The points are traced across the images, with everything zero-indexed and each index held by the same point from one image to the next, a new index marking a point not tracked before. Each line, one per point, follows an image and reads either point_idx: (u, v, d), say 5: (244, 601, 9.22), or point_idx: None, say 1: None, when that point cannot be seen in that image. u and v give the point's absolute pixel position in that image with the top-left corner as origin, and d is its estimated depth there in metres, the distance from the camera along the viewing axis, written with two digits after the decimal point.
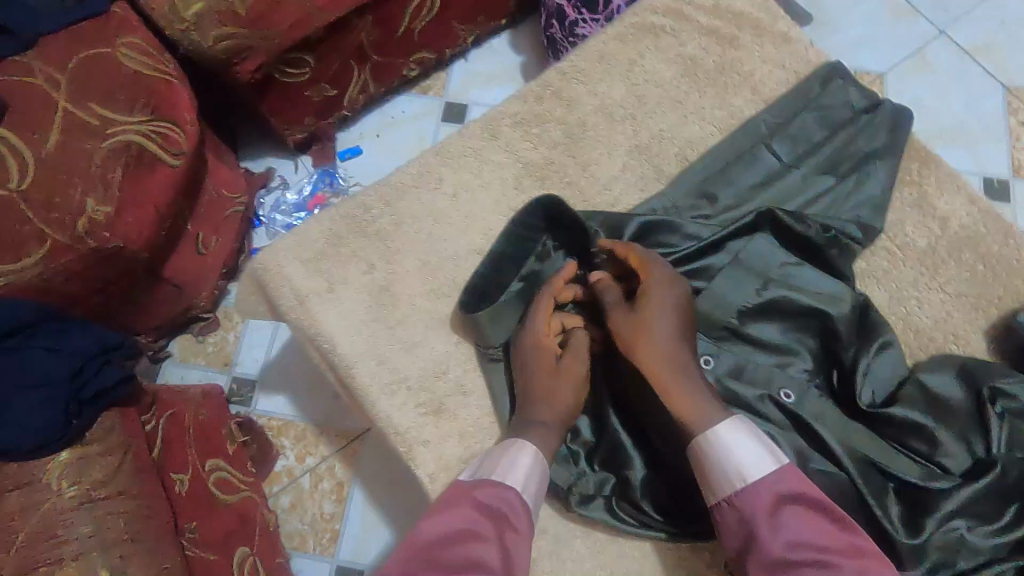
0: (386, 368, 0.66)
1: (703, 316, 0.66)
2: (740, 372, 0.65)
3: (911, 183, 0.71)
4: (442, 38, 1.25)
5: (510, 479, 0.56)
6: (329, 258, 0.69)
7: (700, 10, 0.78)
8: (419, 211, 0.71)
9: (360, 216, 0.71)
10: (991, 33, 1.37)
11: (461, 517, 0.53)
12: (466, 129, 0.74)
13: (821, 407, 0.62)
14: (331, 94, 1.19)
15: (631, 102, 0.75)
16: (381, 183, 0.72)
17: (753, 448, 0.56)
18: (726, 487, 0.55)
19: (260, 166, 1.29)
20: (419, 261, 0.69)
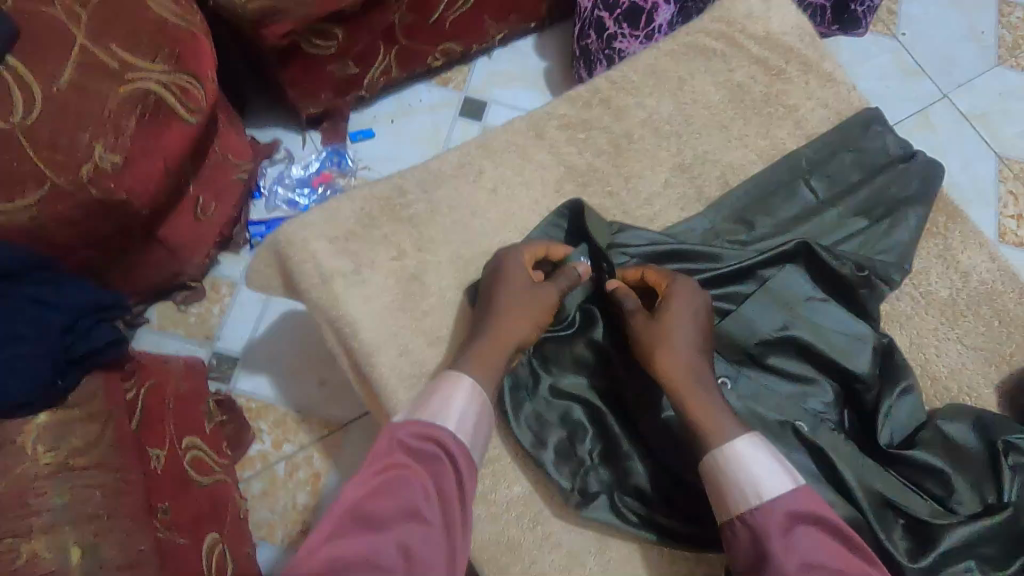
0: (407, 360, 0.63)
1: (728, 339, 0.66)
2: (759, 397, 0.64)
3: (938, 235, 0.73)
4: (472, 32, 1.23)
5: (446, 412, 0.51)
6: (358, 239, 0.66)
7: (751, 39, 0.79)
8: (456, 201, 0.69)
9: (395, 199, 0.68)
10: (989, 102, 1.44)
11: (394, 466, 0.47)
12: (511, 125, 0.73)
13: (835, 440, 0.62)
14: (352, 72, 1.16)
15: (677, 120, 0.75)
16: (420, 168, 0.70)
17: (768, 464, 0.52)
18: (739, 505, 0.52)
19: (267, 137, 1.24)
20: (451, 253, 0.67)
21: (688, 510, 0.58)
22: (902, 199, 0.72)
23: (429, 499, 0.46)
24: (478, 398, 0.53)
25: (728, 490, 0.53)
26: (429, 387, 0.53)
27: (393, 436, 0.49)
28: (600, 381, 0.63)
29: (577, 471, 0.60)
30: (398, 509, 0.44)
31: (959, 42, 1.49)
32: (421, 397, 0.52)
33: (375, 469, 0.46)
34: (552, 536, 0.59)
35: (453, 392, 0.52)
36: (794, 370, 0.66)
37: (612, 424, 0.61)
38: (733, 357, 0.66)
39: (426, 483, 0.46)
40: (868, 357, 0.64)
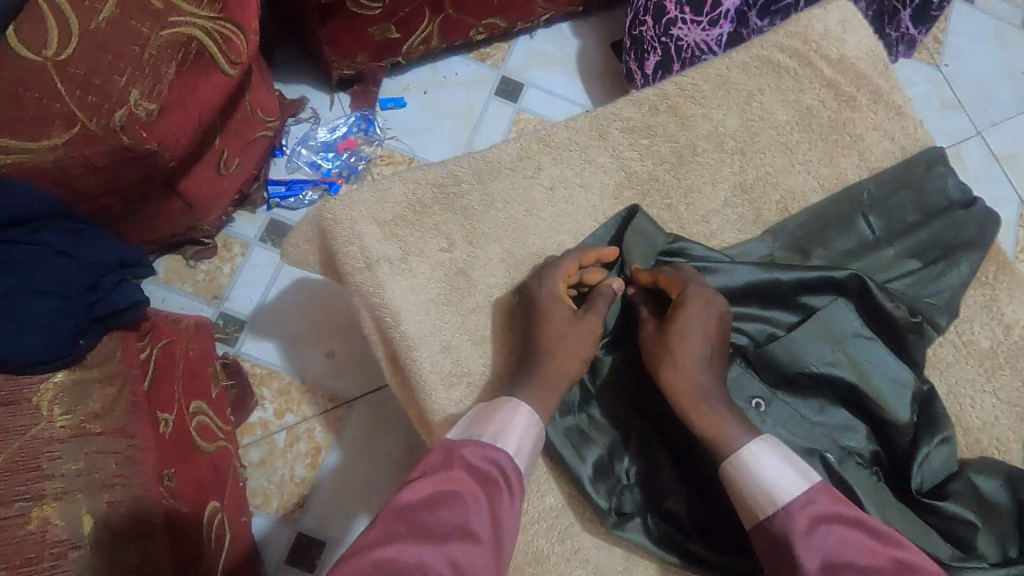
0: (448, 358, 0.61)
1: (771, 363, 0.64)
2: (789, 423, 0.63)
3: (986, 285, 0.72)
4: (518, 9, 1.18)
5: (507, 432, 0.51)
6: (408, 225, 0.63)
7: (825, 60, 0.77)
8: (512, 196, 0.66)
9: (448, 187, 0.65)
10: (1020, 144, 1.45)
11: (451, 480, 0.47)
12: (574, 122, 0.70)
13: (860, 475, 0.61)
14: (393, 37, 1.11)
15: (742, 136, 0.73)
16: (477, 156, 0.67)
17: (779, 465, 0.51)
18: (757, 508, 0.50)
19: (294, 93, 1.19)
20: (502, 251, 0.64)
21: (724, 538, 0.57)
22: (958, 245, 0.71)
23: (480, 520, 0.45)
24: (537, 429, 0.53)
25: (743, 497, 0.51)
26: (489, 405, 0.54)
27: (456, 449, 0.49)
28: (638, 397, 0.62)
29: (613, 490, 0.59)
30: (453, 527, 0.44)
31: (1000, 80, 1.48)
32: (479, 414, 0.53)
33: (434, 479, 0.47)
34: (579, 551, 0.58)
35: (511, 414, 0.52)
36: (834, 406, 0.65)
37: (649, 444, 0.60)
38: (773, 384, 0.65)
39: (480, 501, 0.46)
40: (905, 398, 0.64)
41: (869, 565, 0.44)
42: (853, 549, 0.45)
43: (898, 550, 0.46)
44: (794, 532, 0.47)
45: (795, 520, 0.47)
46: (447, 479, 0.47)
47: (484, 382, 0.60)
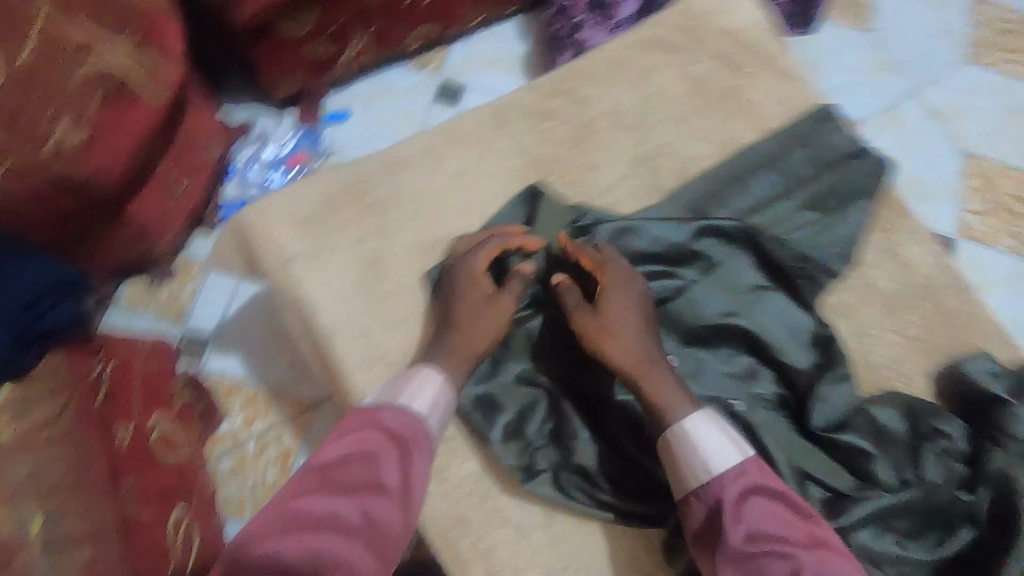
0: (365, 341, 0.64)
1: (675, 318, 0.68)
2: (693, 373, 0.67)
3: (887, 230, 0.76)
4: (449, 14, 1.23)
5: (418, 398, 0.58)
6: (319, 222, 0.68)
7: (713, 33, 0.81)
8: (418, 187, 0.70)
9: (357, 184, 0.69)
10: (958, 99, 1.48)
11: (365, 439, 0.54)
12: (474, 112, 0.74)
13: (763, 418, 0.64)
14: (327, 53, 1.16)
15: (638, 111, 0.77)
16: (384, 154, 0.71)
17: (718, 436, 0.57)
18: (691, 479, 0.56)
19: (241, 115, 1.24)
20: (411, 240, 0.68)
21: (629, 483, 0.62)
22: (851, 194, 0.75)
23: (387, 473, 0.53)
24: (448, 397, 0.60)
25: (679, 467, 0.57)
26: (406, 373, 0.60)
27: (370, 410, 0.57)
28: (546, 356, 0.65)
29: (524, 449, 0.63)
30: (362, 481, 0.52)
31: (933, 40, 1.52)
32: (394, 382, 0.59)
33: (349, 440, 0.54)
34: (500, 511, 0.62)
35: (423, 381, 0.59)
36: (737, 354, 0.68)
37: (557, 403, 0.64)
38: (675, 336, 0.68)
39: (389, 457, 0.54)
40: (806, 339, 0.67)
41: (786, 536, 0.51)
42: (775, 522, 0.52)
43: (812, 525, 0.53)
44: (726, 501, 0.53)
45: (728, 489, 0.54)
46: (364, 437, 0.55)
47: (400, 362, 0.64)
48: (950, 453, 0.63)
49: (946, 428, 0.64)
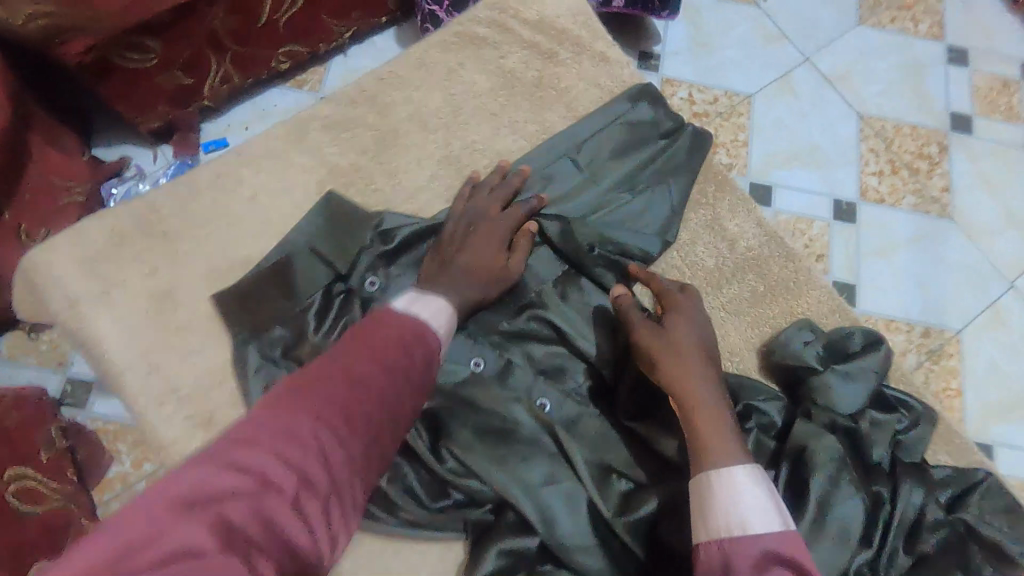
0: (153, 375, 0.70)
1: (493, 326, 0.84)
2: (504, 376, 0.82)
3: (707, 206, 0.93)
4: (314, 33, 1.23)
5: (435, 317, 0.63)
6: (104, 259, 0.72)
7: (521, 23, 0.86)
8: (209, 212, 0.76)
9: (152, 212, 0.74)
10: (850, 63, 1.48)
11: (391, 348, 0.57)
12: (274, 128, 0.79)
13: (562, 409, 0.82)
14: (186, 83, 1.15)
15: (445, 112, 0.82)
16: (177, 187, 0.76)
17: (758, 497, 0.61)
18: (721, 529, 0.60)
19: (113, 154, 1.22)
20: (203, 268, 0.73)
21: (436, 487, 0.78)
22: (663, 166, 0.84)
23: (406, 386, 0.56)
24: (449, 316, 0.66)
25: (716, 519, 0.61)
26: (429, 296, 0.65)
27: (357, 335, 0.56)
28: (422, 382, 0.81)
29: None
30: (377, 387, 0.54)
31: (820, 6, 1.52)
32: (417, 303, 0.64)
33: (377, 348, 0.56)
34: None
35: (440, 310, 0.65)
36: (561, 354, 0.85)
37: None
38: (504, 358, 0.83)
39: (409, 374, 0.57)
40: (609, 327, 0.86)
41: None
42: None
43: None
44: (746, 563, 0.57)
45: (755, 551, 0.57)
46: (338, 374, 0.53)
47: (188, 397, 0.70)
48: (763, 425, 0.80)
49: (762, 405, 0.80)
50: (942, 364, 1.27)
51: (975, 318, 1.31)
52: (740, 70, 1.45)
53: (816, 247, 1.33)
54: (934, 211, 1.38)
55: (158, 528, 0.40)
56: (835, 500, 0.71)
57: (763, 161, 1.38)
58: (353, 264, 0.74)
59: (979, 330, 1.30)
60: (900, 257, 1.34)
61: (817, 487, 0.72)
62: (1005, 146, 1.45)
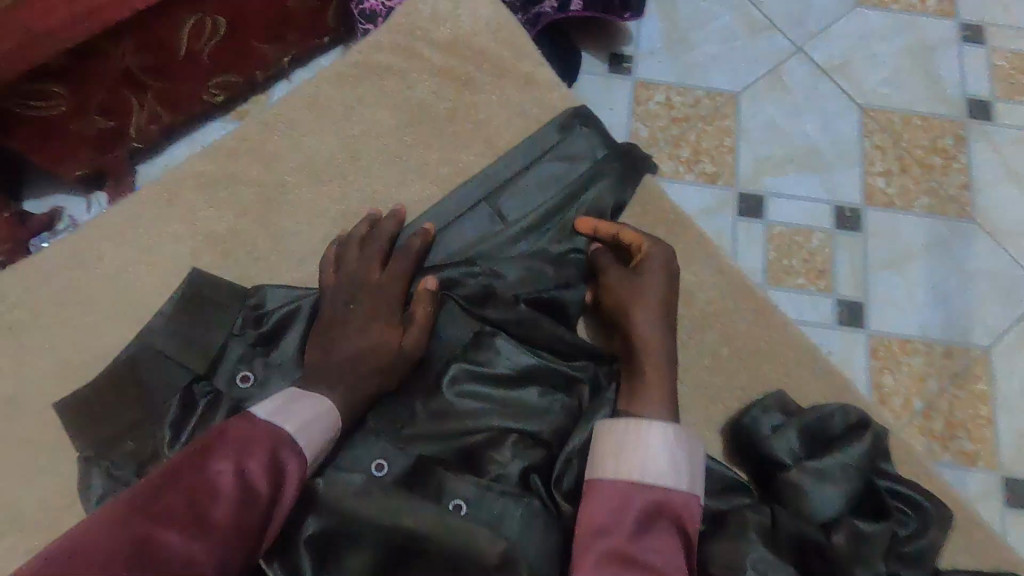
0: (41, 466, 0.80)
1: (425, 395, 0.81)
2: (416, 465, 0.75)
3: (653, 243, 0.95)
4: (245, 59, 1.12)
5: (311, 428, 0.65)
6: (29, 332, 0.84)
7: (428, 52, 0.96)
8: (94, 284, 0.86)
9: (78, 286, 0.86)
10: (848, 50, 1.32)
11: (245, 466, 0.57)
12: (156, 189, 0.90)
13: (485, 499, 0.72)
14: (109, 127, 1.06)
15: (344, 159, 0.93)
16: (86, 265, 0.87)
17: (678, 458, 0.67)
18: (629, 463, 0.66)
19: (43, 206, 1.14)
20: (64, 359, 0.84)
21: None
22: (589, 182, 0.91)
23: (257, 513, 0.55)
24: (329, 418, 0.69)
25: (631, 457, 0.67)
26: (310, 401, 0.68)
27: (195, 468, 0.55)
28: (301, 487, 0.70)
29: None
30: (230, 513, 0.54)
31: None
32: (299, 406, 0.66)
33: (230, 471, 0.56)
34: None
35: (314, 410, 0.67)
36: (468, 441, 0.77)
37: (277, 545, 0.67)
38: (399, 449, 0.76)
39: (263, 502, 0.56)
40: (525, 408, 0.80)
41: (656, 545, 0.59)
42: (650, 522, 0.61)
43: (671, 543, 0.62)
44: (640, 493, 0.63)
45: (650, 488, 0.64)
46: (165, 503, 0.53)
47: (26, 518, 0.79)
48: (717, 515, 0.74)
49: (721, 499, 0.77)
50: (969, 390, 1.12)
51: (1006, 333, 1.15)
52: (724, 67, 1.31)
53: (816, 263, 1.18)
54: (951, 211, 1.22)
55: None
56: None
57: (753, 168, 1.24)
58: (220, 360, 0.79)
59: (1011, 347, 1.14)
60: (914, 268, 1.18)
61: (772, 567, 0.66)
62: None
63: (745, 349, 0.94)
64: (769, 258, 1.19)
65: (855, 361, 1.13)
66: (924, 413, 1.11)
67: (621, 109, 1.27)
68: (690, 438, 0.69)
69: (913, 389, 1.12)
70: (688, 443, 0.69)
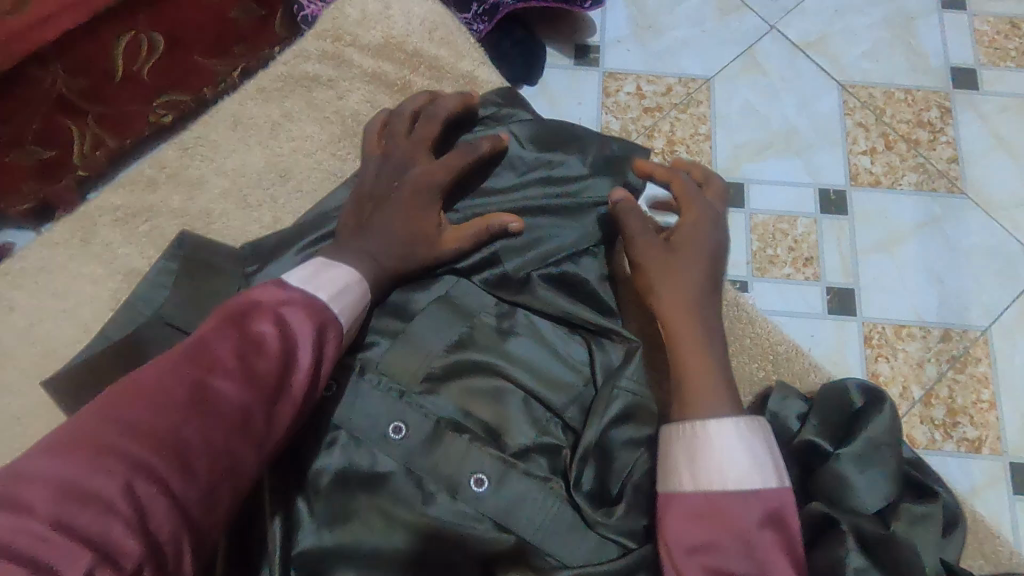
0: None
1: (412, 368, 0.72)
2: (428, 448, 0.68)
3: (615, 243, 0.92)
4: (191, 77, 1.06)
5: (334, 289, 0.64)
6: None
7: (358, 57, 0.93)
8: (12, 329, 0.82)
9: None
10: (825, 25, 1.26)
11: (293, 323, 0.57)
12: (73, 224, 0.86)
13: (502, 498, 0.67)
14: (48, 156, 1.01)
15: (275, 177, 0.89)
16: (5, 311, 0.82)
17: (758, 458, 0.61)
18: (707, 468, 0.61)
19: None
20: None
21: None
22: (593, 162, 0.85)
23: (302, 367, 0.56)
24: (359, 290, 0.67)
25: (703, 461, 0.61)
26: (337, 274, 0.66)
27: (235, 327, 0.55)
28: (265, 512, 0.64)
29: None
30: (273, 364, 0.54)
31: None
32: (331, 281, 0.64)
33: (275, 326, 0.56)
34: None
35: (339, 276, 0.66)
36: (445, 453, 0.68)
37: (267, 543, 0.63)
38: (367, 467, 0.68)
39: (307, 350, 0.57)
40: (506, 415, 0.72)
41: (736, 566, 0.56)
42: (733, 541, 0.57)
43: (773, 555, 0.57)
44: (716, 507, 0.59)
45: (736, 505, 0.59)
46: (184, 399, 0.51)
47: None
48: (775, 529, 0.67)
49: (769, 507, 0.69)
50: (969, 373, 1.07)
51: (1004, 311, 1.10)
52: (695, 52, 1.25)
53: (802, 251, 1.13)
54: (940, 187, 1.17)
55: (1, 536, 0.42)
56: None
57: (731, 156, 1.19)
58: None
59: (1010, 325, 1.09)
60: (906, 249, 1.13)
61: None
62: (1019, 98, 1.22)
63: None
64: (752, 248, 1.13)
65: (848, 350, 1.08)
66: (924, 401, 1.06)
67: (589, 101, 1.21)
68: (765, 427, 0.63)
69: (910, 376, 1.07)
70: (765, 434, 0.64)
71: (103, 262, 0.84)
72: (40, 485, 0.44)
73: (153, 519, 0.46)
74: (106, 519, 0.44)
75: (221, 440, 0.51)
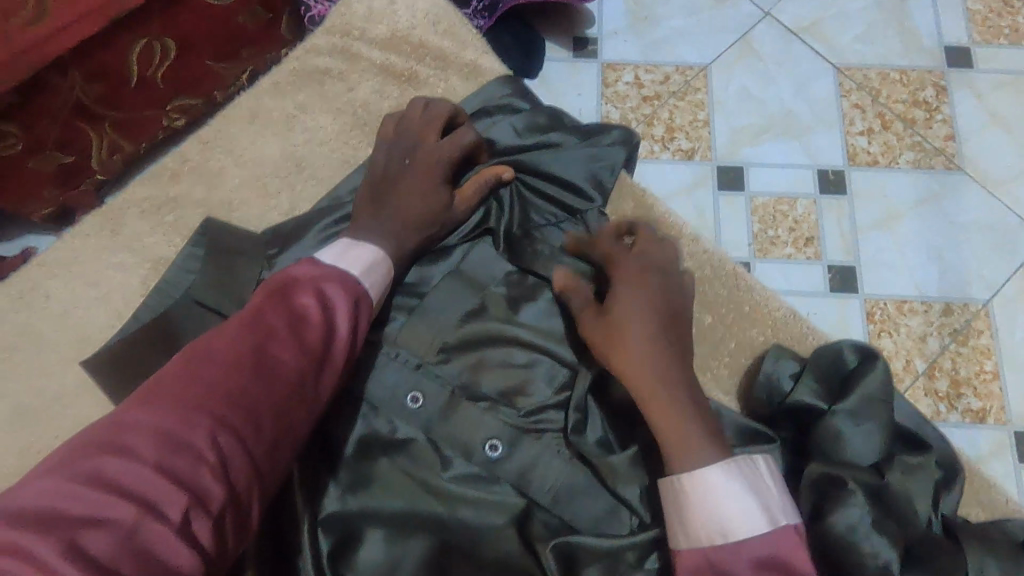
0: None
1: (429, 343, 0.76)
2: (446, 416, 0.72)
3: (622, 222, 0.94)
4: (200, 81, 1.11)
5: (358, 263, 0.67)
6: None
7: (366, 52, 0.95)
8: (44, 320, 0.85)
9: (32, 328, 0.85)
10: (818, 9, 1.29)
11: (333, 293, 0.60)
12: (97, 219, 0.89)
13: (518, 461, 0.70)
14: (69, 161, 1.05)
15: (290, 168, 0.91)
16: (36, 304, 0.86)
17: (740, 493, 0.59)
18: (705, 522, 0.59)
19: (15, 248, 1.13)
20: (20, 399, 0.82)
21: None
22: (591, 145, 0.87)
23: (343, 332, 0.59)
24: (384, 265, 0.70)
25: (700, 515, 0.60)
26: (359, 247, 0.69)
27: (283, 298, 0.58)
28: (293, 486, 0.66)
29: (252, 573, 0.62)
30: (318, 330, 0.57)
31: None
32: (353, 253, 0.67)
33: (319, 295, 0.59)
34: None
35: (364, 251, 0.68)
36: (461, 420, 0.72)
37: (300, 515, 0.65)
38: (387, 434, 0.72)
39: (348, 316, 0.60)
40: (521, 380, 0.75)
41: None
42: None
43: None
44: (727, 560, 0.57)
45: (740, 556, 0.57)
46: (244, 362, 0.54)
47: None
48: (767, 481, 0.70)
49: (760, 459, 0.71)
50: (971, 345, 1.08)
51: (1004, 284, 1.12)
52: (691, 40, 1.28)
53: (803, 230, 1.15)
54: (937, 164, 1.19)
55: (101, 492, 0.45)
56: (880, 562, 0.62)
57: (729, 140, 1.21)
58: None
59: (1011, 298, 1.11)
60: (904, 225, 1.15)
61: (856, 528, 0.63)
62: (1014, 76, 1.24)
63: (732, 321, 0.92)
64: (753, 229, 1.16)
65: (851, 326, 1.10)
66: (927, 373, 1.07)
67: (588, 91, 1.24)
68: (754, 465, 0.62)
69: (913, 350, 1.09)
70: (756, 475, 0.61)
71: (128, 252, 0.87)
72: (133, 444, 0.48)
73: (232, 467, 0.50)
74: (196, 468, 0.48)
75: (280, 401, 0.54)
